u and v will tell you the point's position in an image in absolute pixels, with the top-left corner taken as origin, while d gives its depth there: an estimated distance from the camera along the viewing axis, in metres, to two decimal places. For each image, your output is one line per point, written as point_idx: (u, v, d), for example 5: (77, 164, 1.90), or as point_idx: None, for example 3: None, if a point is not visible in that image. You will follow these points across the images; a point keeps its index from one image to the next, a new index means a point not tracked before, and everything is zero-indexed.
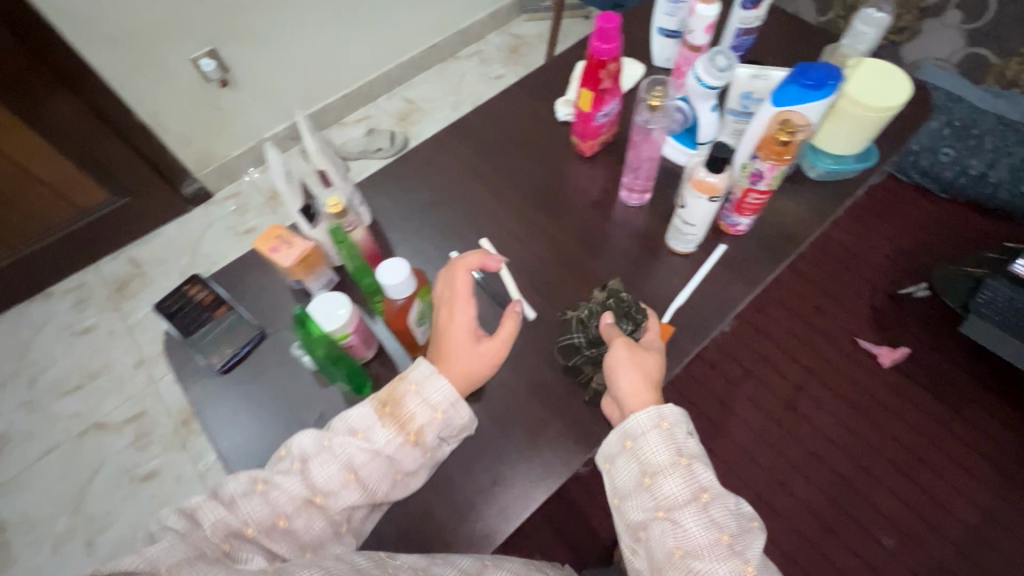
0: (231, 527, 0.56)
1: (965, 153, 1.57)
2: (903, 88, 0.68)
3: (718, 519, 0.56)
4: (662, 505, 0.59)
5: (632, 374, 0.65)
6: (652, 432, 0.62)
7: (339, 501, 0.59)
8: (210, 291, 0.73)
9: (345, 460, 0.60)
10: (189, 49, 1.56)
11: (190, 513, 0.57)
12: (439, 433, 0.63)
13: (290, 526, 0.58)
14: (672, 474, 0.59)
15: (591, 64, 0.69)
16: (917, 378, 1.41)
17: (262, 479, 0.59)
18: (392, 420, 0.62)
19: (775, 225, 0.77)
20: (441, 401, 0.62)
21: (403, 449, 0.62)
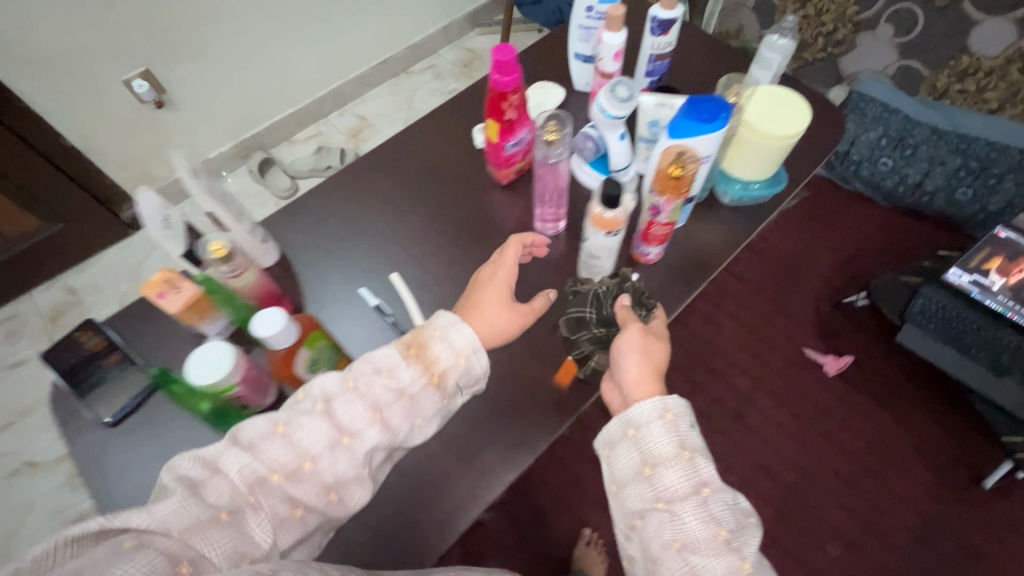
0: (254, 472, 0.52)
1: (903, 161, 1.58)
2: (802, 113, 0.67)
3: (718, 515, 0.55)
4: (662, 497, 0.57)
5: (641, 356, 0.65)
6: (655, 422, 0.60)
7: (364, 440, 0.56)
8: (103, 339, 0.67)
9: (372, 398, 0.57)
10: (121, 70, 1.50)
11: (208, 461, 0.52)
12: (459, 379, 0.61)
13: (315, 467, 0.54)
14: (673, 467, 0.57)
15: (493, 96, 0.68)
16: (862, 387, 1.42)
17: (283, 423, 0.55)
18: (418, 362, 0.60)
19: (690, 252, 0.77)
20: (465, 346, 0.61)
21: (424, 391, 0.59)
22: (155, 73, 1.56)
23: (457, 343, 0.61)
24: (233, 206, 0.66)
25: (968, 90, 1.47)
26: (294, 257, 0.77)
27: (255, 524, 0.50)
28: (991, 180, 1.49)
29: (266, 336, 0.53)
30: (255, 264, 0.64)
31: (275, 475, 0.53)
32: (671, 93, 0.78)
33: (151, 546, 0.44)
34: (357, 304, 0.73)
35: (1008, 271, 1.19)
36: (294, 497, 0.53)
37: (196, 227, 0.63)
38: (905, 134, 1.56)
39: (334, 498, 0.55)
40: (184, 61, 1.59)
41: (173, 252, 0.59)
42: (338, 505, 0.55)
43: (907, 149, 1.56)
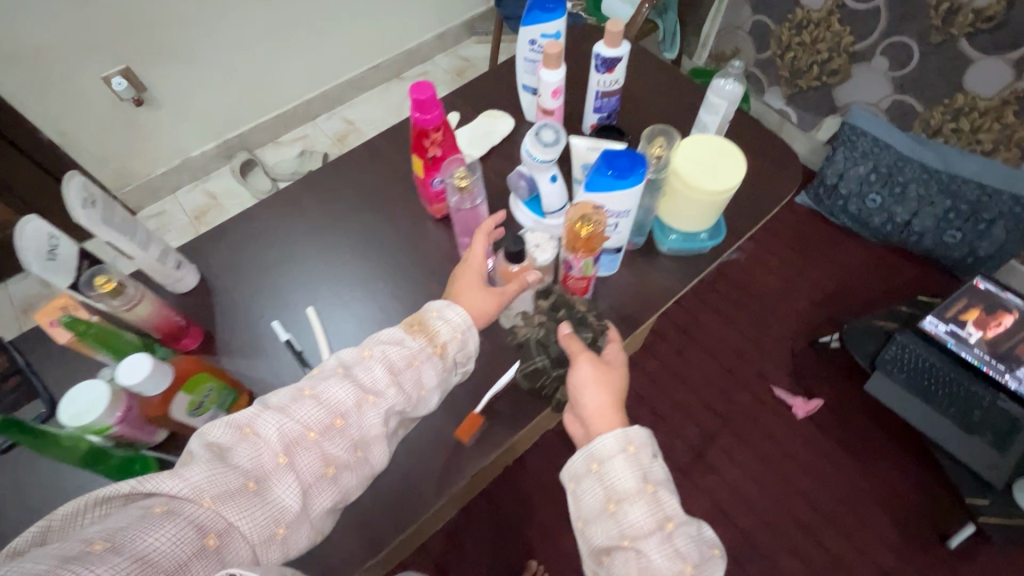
0: (290, 432, 0.48)
1: (891, 200, 1.43)
2: (735, 166, 0.63)
3: (683, 549, 0.50)
4: (626, 535, 0.51)
5: (597, 381, 0.58)
6: (618, 454, 0.53)
7: (387, 401, 0.53)
8: (8, 358, 0.65)
9: (388, 362, 0.55)
10: (100, 66, 1.37)
11: (239, 423, 0.48)
12: (457, 352, 0.59)
13: (345, 426, 0.51)
14: (636, 502, 0.51)
15: (415, 132, 0.65)
16: (831, 431, 1.33)
17: (309, 385, 0.52)
18: (422, 334, 0.58)
19: (620, 303, 0.72)
20: (459, 321, 0.59)
21: (430, 360, 0.57)
22: (136, 70, 1.43)
23: (454, 318, 0.59)
24: (137, 234, 0.63)
25: (962, 130, 1.29)
26: (214, 281, 0.74)
27: (286, 488, 0.46)
28: (981, 225, 1.34)
29: (132, 384, 0.49)
30: (152, 295, 0.62)
31: (311, 435, 0.49)
32: (613, 133, 0.75)
33: (181, 517, 0.40)
34: (267, 338, 0.70)
35: (986, 324, 1.13)
36: (328, 459, 0.49)
37: (93, 254, 0.60)
38: (895, 171, 1.39)
39: (360, 457, 0.52)
40: (165, 63, 1.46)
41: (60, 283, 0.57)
42: (364, 464, 0.52)
43: (896, 187, 1.41)
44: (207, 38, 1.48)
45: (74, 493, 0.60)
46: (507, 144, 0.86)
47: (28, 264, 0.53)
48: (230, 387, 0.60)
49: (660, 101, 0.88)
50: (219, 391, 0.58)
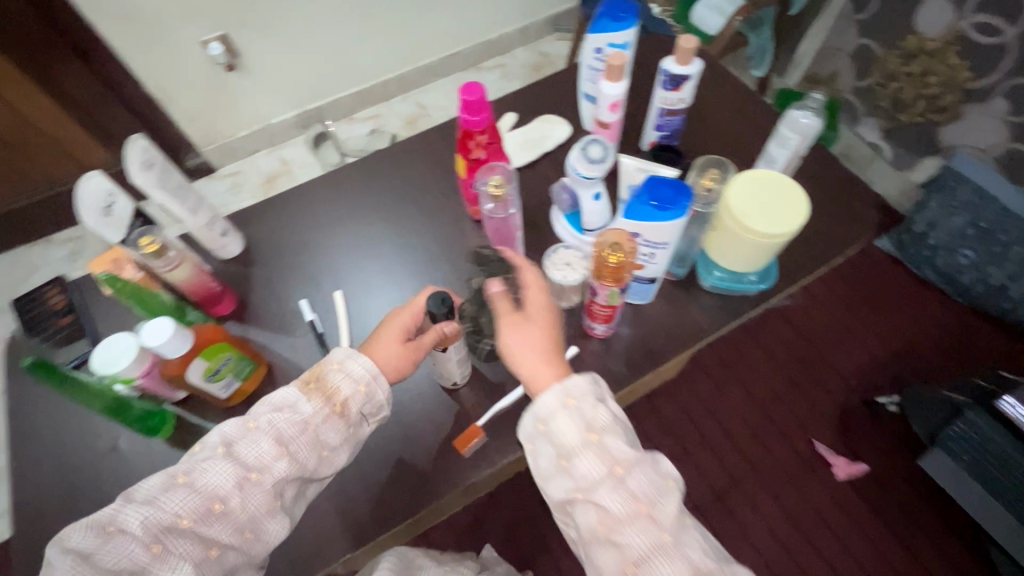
0: (158, 521, 0.47)
1: (988, 259, 1.26)
2: (796, 213, 0.58)
3: (637, 490, 0.48)
4: (580, 487, 0.49)
5: (527, 334, 0.55)
6: (560, 411, 0.51)
7: (275, 474, 0.52)
8: (65, 297, 0.72)
9: (275, 434, 0.53)
10: (200, 31, 1.45)
11: (102, 523, 0.47)
12: (363, 406, 0.57)
13: (227, 510, 0.50)
14: (584, 455, 0.49)
15: (461, 133, 0.65)
16: (872, 499, 1.21)
17: (183, 470, 0.51)
18: (319, 394, 0.56)
19: (647, 336, 0.68)
20: (364, 373, 0.57)
21: (329, 421, 0.55)
22: (233, 37, 1.50)
23: (356, 370, 0.57)
24: (188, 199, 0.66)
25: None
26: (256, 252, 0.77)
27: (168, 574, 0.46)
28: None
29: (156, 344, 0.52)
30: (192, 261, 0.64)
31: (185, 521, 0.48)
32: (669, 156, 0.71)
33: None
34: (294, 316, 0.72)
35: None
36: (208, 544, 0.49)
37: (147, 214, 0.64)
38: (997, 229, 1.22)
39: (251, 537, 0.51)
40: (258, 33, 1.52)
41: (110, 238, 0.60)
42: (256, 543, 0.51)
43: (995, 246, 1.23)
44: (301, 11, 1.52)
45: (105, 433, 0.64)
46: (559, 152, 0.83)
47: (83, 217, 0.56)
48: (249, 358, 0.63)
49: (730, 125, 0.82)
50: (236, 361, 0.60)
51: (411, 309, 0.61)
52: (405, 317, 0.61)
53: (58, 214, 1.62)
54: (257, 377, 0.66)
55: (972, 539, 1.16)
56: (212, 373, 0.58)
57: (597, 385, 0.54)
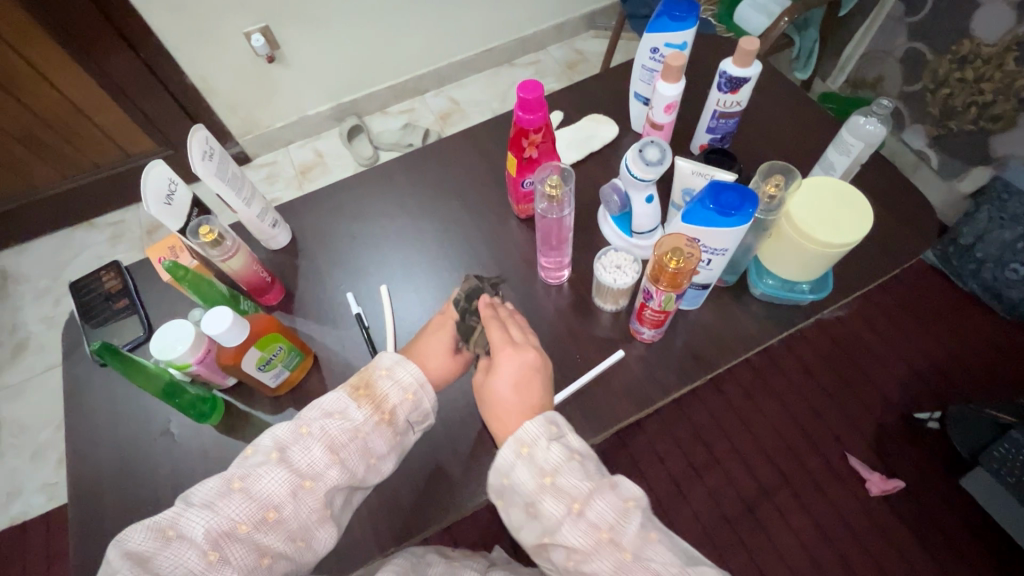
0: (218, 528, 0.47)
1: None
2: (859, 221, 0.57)
3: (596, 518, 0.44)
4: (546, 532, 0.46)
5: (516, 372, 0.53)
6: (514, 462, 0.48)
7: (328, 482, 0.51)
8: (120, 281, 0.74)
9: (328, 441, 0.52)
10: (245, 22, 1.46)
11: (162, 525, 0.47)
12: (410, 414, 0.56)
13: (281, 518, 0.49)
14: (542, 499, 0.46)
15: (515, 131, 0.64)
16: (910, 522, 1.14)
17: (238, 475, 0.50)
18: (368, 401, 0.55)
19: (695, 341, 0.67)
20: (412, 380, 0.56)
21: (378, 429, 0.54)
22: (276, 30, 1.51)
23: (405, 377, 0.56)
24: (243, 189, 0.67)
25: None
26: (303, 243, 0.78)
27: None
28: None
29: (216, 332, 0.53)
30: (245, 250, 0.65)
31: (241, 528, 0.48)
32: (724, 159, 0.69)
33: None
34: (340, 307, 0.73)
35: None
36: (263, 553, 0.48)
37: (203, 204, 0.65)
38: None
39: (303, 546, 0.50)
40: (300, 26, 1.53)
41: (170, 226, 0.61)
42: (307, 552, 0.51)
43: None
44: (342, 4, 1.53)
45: (158, 417, 0.65)
46: (607, 152, 0.82)
47: (149, 206, 0.57)
48: (298, 349, 0.63)
49: (784, 129, 0.80)
50: (287, 351, 0.61)
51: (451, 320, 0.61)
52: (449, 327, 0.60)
53: (102, 199, 1.66)
54: (305, 367, 0.67)
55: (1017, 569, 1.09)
56: (264, 363, 0.59)
57: (550, 423, 0.49)
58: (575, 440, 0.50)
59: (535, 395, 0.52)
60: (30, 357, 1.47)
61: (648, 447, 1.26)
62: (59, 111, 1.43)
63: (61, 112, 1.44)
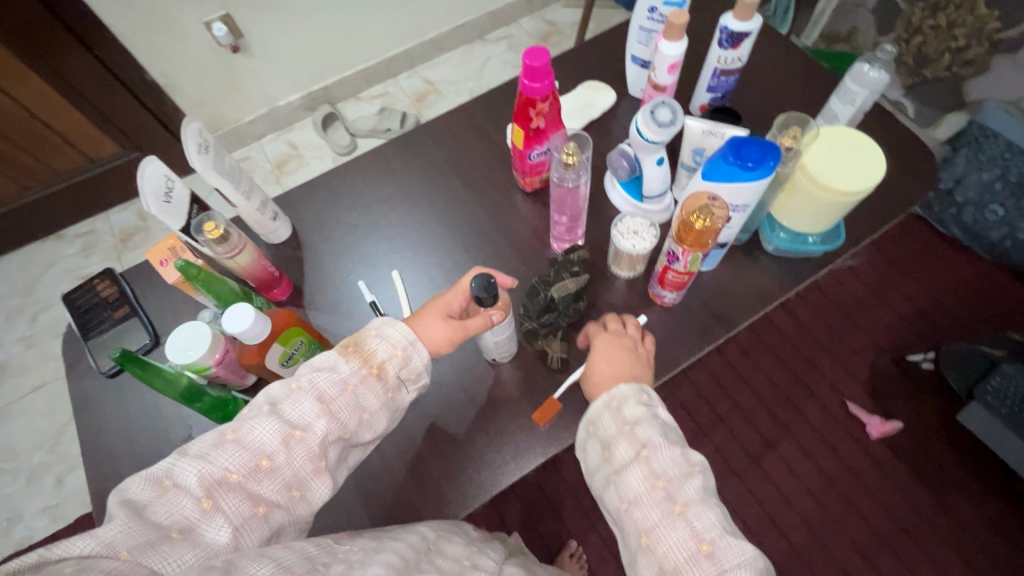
0: (209, 475, 0.44)
1: (1017, 214, 1.21)
2: (871, 160, 0.58)
3: (659, 467, 0.49)
4: (615, 470, 0.51)
5: (609, 347, 0.60)
6: (604, 411, 0.54)
7: (319, 434, 0.49)
8: (116, 289, 0.71)
9: (318, 394, 0.50)
10: (202, 11, 1.37)
11: (158, 476, 0.44)
12: (400, 370, 0.54)
13: (274, 466, 0.47)
14: (619, 443, 0.51)
15: (521, 101, 0.62)
16: (908, 458, 1.16)
17: (231, 428, 0.47)
18: (358, 356, 0.53)
19: (713, 301, 0.68)
20: (402, 337, 0.54)
21: (367, 383, 0.52)
22: (236, 17, 1.42)
23: (393, 334, 0.54)
24: (242, 182, 0.65)
25: None
26: (305, 235, 0.76)
27: (214, 534, 0.42)
28: None
29: (238, 330, 0.51)
30: (252, 245, 0.63)
31: (235, 476, 0.45)
32: (729, 117, 0.69)
33: (93, 572, 0.36)
34: (352, 297, 0.71)
35: None
36: (257, 502, 0.45)
37: (203, 200, 0.62)
38: None
39: (297, 498, 0.48)
40: (261, 13, 1.45)
41: (172, 225, 0.58)
42: (302, 504, 0.48)
43: None
44: None
45: (176, 424, 0.63)
46: (606, 119, 0.81)
47: (149, 204, 0.55)
48: (318, 343, 0.61)
49: (782, 83, 0.80)
50: (308, 345, 0.59)
51: (461, 286, 0.58)
52: (455, 292, 0.58)
53: (69, 209, 1.57)
54: None
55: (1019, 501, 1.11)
56: (286, 358, 0.57)
57: (642, 390, 0.54)
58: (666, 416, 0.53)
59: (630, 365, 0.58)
60: (12, 379, 1.41)
61: None
62: (11, 118, 1.33)
63: (13, 119, 1.34)
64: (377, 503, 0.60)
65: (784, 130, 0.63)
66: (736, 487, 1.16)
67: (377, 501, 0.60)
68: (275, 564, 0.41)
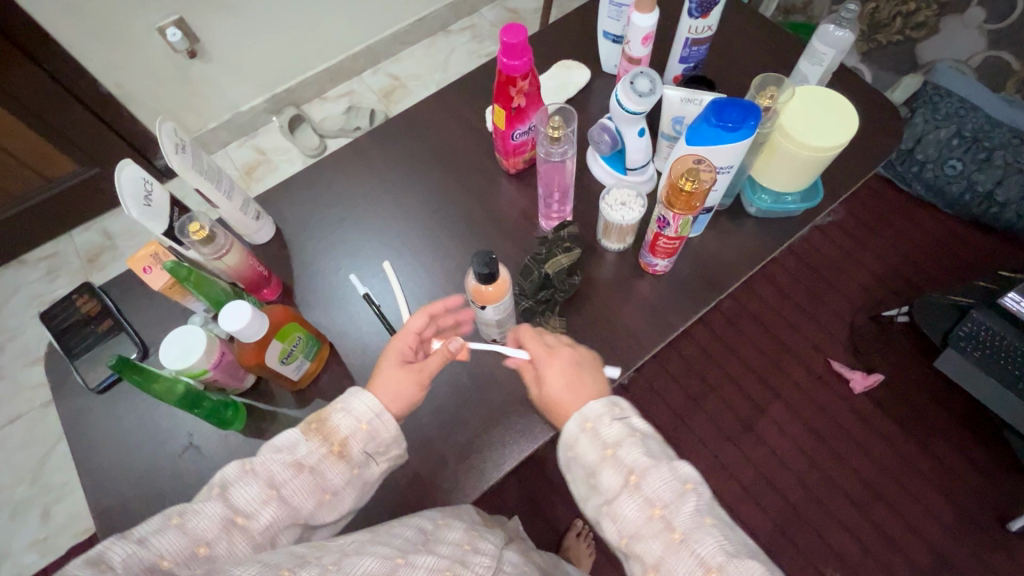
0: (140, 562, 0.39)
1: (974, 167, 1.23)
2: (845, 117, 0.60)
3: (652, 494, 0.45)
4: (605, 500, 0.47)
5: (561, 373, 0.53)
6: (580, 436, 0.49)
7: (265, 521, 0.44)
8: (97, 303, 0.68)
9: (268, 477, 0.46)
10: (155, 17, 1.31)
11: (90, 559, 0.38)
12: (366, 446, 0.49)
13: (213, 555, 0.42)
14: (604, 470, 0.47)
15: (500, 80, 0.62)
16: (893, 410, 1.19)
17: (177, 511, 0.43)
18: (318, 434, 0.48)
19: (701, 265, 0.69)
20: (367, 409, 0.50)
21: (327, 463, 0.48)
22: (191, 21, 1.36)
23: (359, 408, 0.49)
24: (222, 181, 0.63)
25: None
26: (290, 233, 0.74)
27: None
28: None
29: (236, 328, 0.51)
30: (239, 245, 0.62)
31: (167, 564, 0.41)
32: (704, 85, 0.70)
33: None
34: (344, 290, 0.70)
35: None
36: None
37: (183, 203, 0.61)
38: (981, 135, 1.22)
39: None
40: (219, 16, 1.38)
41: (155, 229, 0.57)
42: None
43: (981, 153, 1.22)
44: None
45: (175, 432, 0.62)
46: (583, 97, 0.82)
47: (130, 208, 0.54)
48: (316, 338, 0.62)
49: (749, 50, 0.81)
50: (306, 341, 0.59)
51: (410, 331, 0.55)
52: (404, 339, 0.55)
53: (28, 232, 1.49)
54: (323, 357, 0.65)
55: (997, 440, 1.15)
56: (286, 355, 0.57)
57: (614, 404, 0.50)
58: (641, 421, 0.50)
59: (590, 390, 0.52)
60: None
61: (646, 386, 1.25)
62: None
63: None
64: (389, 492, 0.60)
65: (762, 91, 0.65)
66: (733, 453, 1.18)
67: (389, 491, 0.60)
68: (262, 565, 0.40)
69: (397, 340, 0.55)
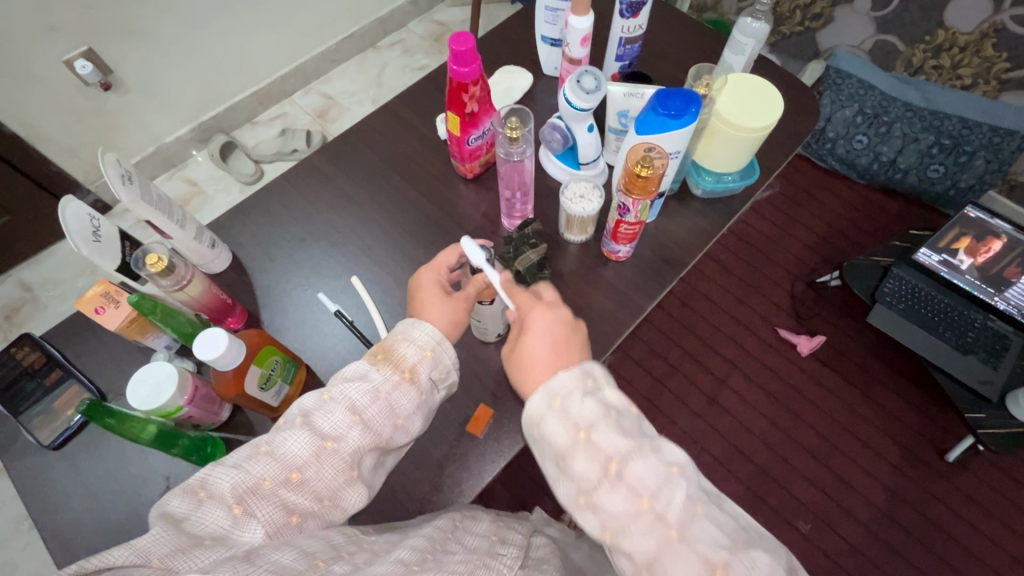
0: (244, 484, 0.42)
1: (878, 139, 1.35)
2: (773, 104, 0.65)
3: (637, 482, 0.42)
4: (581, 490, 0.44)
5: (546, 342, 0.50)
6: (548, 413, 0.45)
7: (352, 444, 0.47)
8: (42, 353, 0.64)
9: (349, 404, 0.48)
10: (60, 48, 1.21)
11: (194, 486, 0.42)
12: (432, 372, 0.52)
13: (305, 479, 0.45)
14: (576, 455, 0.44)
15: (452, 88, 0.64)
16: (836, 367, 1.29)
17: (265, 440, 0.45)
18: (388, 364, 0.50)
19: (661, 247, 0.73)
20: (429, 338, 0.52)
21: (400, 390, 0.50)
22: (102, 52, 1.27)
23: (422, 338, 0.52)
24: (174, 212, 0.61)
25: (942, 66, 1.25)
26: (247, 258, 0.72)
27: (249, 537, 0.41)
28: (962, 157, 1.29)
29: (212, 357, 0.51)
30: (200, 273, 0.60)
31: (266, 484, 0.43)
32: (643, 81, 0.75)
33: None
34: (314, 310, 0.69)
35: (977, 251, 1.09)
36: (289, 514, 0.43)
37: (132, 235, 0.59)
38: (881, 111, 1.31)
39: (330, 505, 0.46)
40: (132, 41, 1.30)
41: (105, 266, 0.55)
42: (335, 511, 0.46)
43: (882, 127, 1.33)
44: (168, 8, 1.29)
45: (151, 474, 0.59)
46: (527, 100, 0.84)
47: (78, 246, 0.52)
48: (292, 360, 0.62)
49: (676, 45, 0.87)
50: (282, 363, 0.60)
51: (439, 264, 0.58)
52: (436, 270, 0.58)
53: None
54: (301, 379, 0.64)
55: (931, 382, 1.26)
56: (263, 378, 0.57)
57: (585, 376, 0.47)
58: (610, 393, 0.47)
59: (570, 354, 0.50)
60: None
61: (615, 375, 1.28)
62: None
63: None
64: (387, 504, 0.59)
65: (699, 80, 0.73)
66: (701, 427, 1.23)
67: (389, 503, 0.59)
68: (301, 551, 0.40)
69: (427, 273, 0.57)
